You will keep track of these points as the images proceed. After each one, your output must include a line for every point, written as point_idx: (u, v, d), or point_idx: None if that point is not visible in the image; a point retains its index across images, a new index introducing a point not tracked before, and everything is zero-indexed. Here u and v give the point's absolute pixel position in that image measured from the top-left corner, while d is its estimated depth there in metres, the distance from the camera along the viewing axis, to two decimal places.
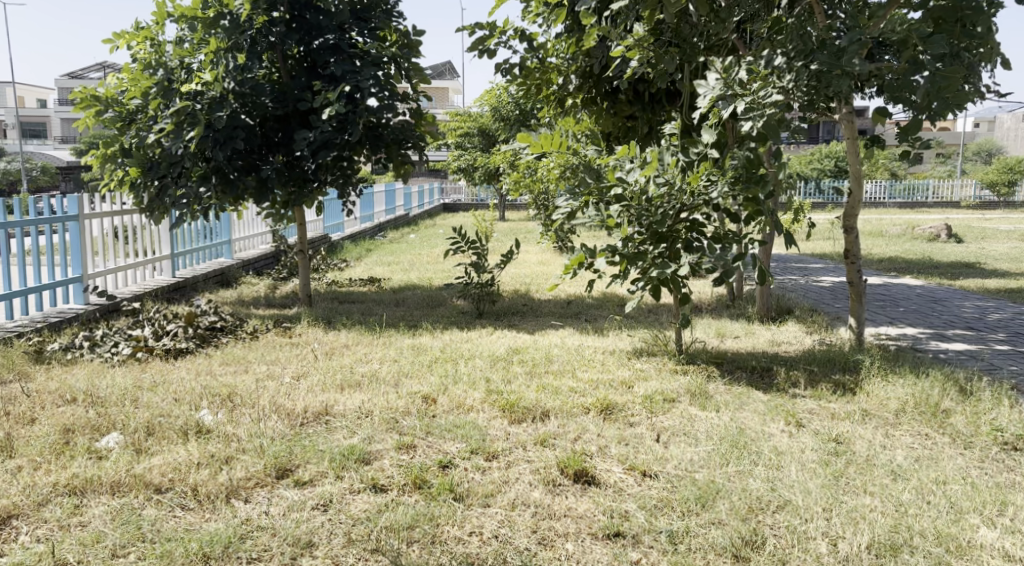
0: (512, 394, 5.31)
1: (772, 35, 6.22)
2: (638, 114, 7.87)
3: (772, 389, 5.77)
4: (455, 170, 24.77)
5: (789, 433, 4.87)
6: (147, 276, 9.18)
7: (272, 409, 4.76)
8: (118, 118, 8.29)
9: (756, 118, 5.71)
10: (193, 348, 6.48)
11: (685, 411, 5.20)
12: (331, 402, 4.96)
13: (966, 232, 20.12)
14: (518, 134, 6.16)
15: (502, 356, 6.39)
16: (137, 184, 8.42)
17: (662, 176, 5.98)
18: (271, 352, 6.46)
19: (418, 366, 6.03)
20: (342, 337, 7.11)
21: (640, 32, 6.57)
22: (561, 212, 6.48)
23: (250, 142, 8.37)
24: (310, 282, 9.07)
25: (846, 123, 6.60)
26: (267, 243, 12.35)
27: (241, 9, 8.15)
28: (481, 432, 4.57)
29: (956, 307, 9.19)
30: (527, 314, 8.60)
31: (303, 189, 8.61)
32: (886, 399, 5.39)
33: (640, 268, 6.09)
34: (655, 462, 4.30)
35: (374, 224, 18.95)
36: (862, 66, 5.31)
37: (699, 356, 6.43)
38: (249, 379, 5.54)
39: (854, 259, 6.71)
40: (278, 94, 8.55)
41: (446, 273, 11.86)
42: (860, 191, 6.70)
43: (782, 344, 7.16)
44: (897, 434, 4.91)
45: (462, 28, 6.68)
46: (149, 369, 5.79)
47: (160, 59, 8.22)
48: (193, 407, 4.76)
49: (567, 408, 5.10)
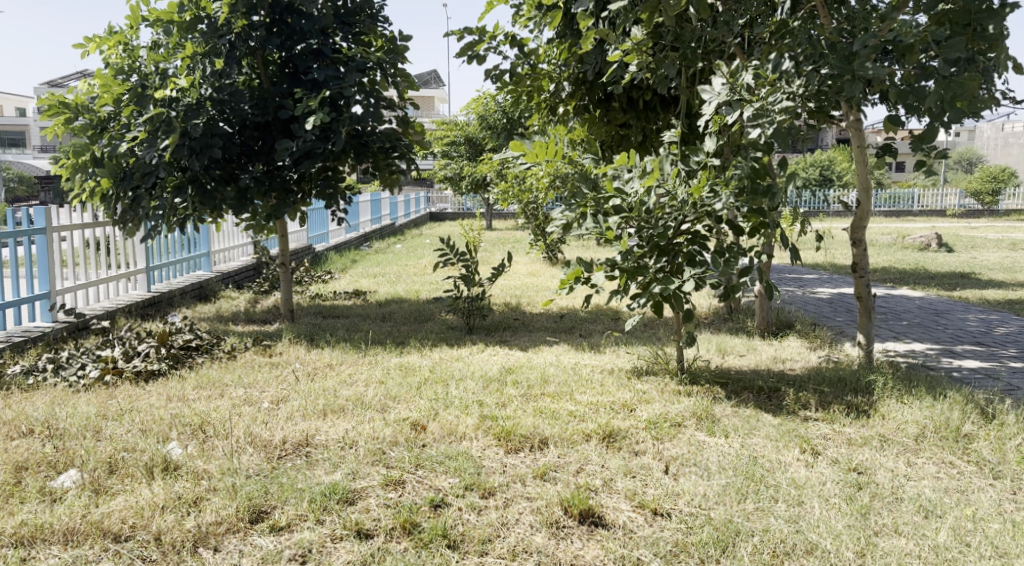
0: (507, 420, 4.95)
1: (777, 40, 6.01)
2: (632, 122, 7.57)
3: (782, 412, 5.43)
4: (442, 179, 24.42)
5: (806, 462, 4.54)
6: (121, 290, 8.77)
7: (247, 440, 4.37)
8: (89, 126, 7.87)
9: (765, 124, 5.34)
10: (166, 370, 6.10)
11: (693, 438, 4.86)
12: (312, 431, 4.58)
13: (954, 240, 19.94)
14: (512, 141, 5.68)
15: (495, 377, 6.03)
16: (109, 196, 8.02)
17: (664, 187, 5.63)
18: (250, 374, 6.07)
19: (406, 388, 5.66)
20: (325, 356, 6.73)
21: (639, 36, 6.31)
22: (556, 225, 5.95)
23: (229, 151, 8.01)
24: (292, 297, 8.68)
25: (854, 131, 6.25)
26: (247, 255, 11.96)
27: (219, 12, 7.85)
28: (476, 465, 4.22)
29: (960, 320, 8.89)
30: (519, 330, 8.24)
31: (285, 200, 8.28)
32: (906, 423, 5.05)
33: (641, 283, 5.71)
34: (666, 499, 3.97)
35: (359, 234, 18.57)
36: (876, 69, 4.97)
37: (702, 376, 6.09)
38: (225, 405, 5.16)
39: (863, 272, 6.41)
40: (257, 101, 8.17)
41: (433, 285, 11.50)
42: (869, 201, 6.38)
43: (786, 361, 6.83)
44: (920, 463, 4.58)
45: (450, 32, 6.38)
46: (118, 394, 5.40)
47: (133, 64, 7.93)
48: (160, 439, 4.37)
49: (568, 435, 4.75)
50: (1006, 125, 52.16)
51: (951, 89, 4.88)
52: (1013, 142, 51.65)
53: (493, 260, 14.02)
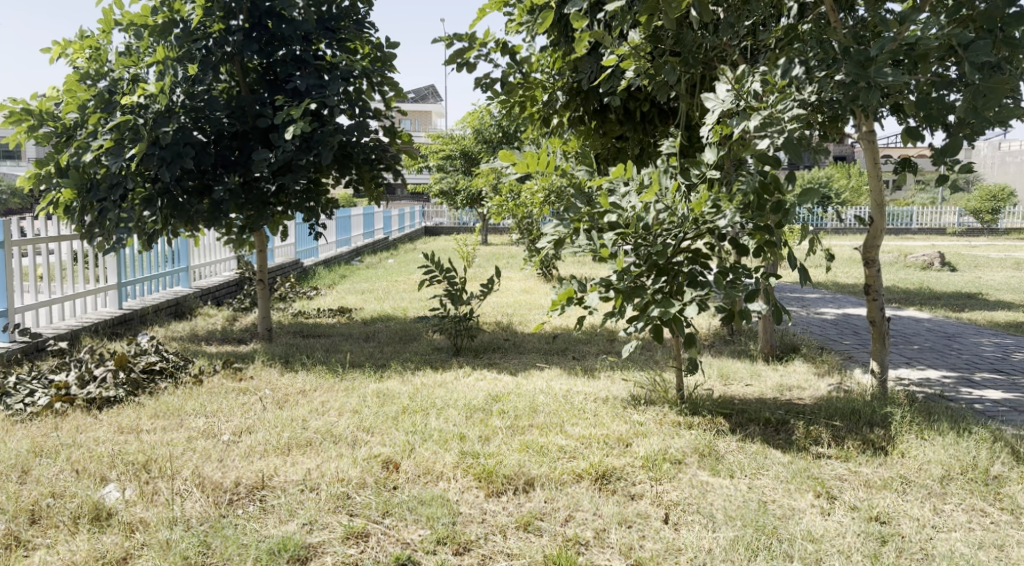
0: (490, 458, 4.47)
1: (785, 46, 5.65)
2: (629, 134, 7.17)
3: (792, 447, 4.96)
4: (436, 194, 23.97)
5: (822, 510, 4.09)
6: (88, 308, 8.30)
7: (195, 483, 3.97)
8: (54, 135, 7.42)
9: (774, 133, 4.86)
10: (122, 397, 5.64)
11: (695, 478, 4.40)
12: (271, 470, 4.15)
13: (958, 260, 19.45)
14: (500, 152, 5.17)
15: (479, 406, 5.55)
16: (73, 209, 7.57)
17: (663, 202, 5.18)
18: (214, 401, 5.58)
19: (382, 419, 5.17)
20: (299, 381, 6.26)
21: (636, 41, 5.81)
22: (547, 241, 5.50)
23: (201, 161, 7.51)
24: (269, 316, 8.22)
25: (867, 144, 5.80)
26: (230, 270, 11.49)
27: (193, 16, 7.42)
28: (451, 513, 3.82)
29: (975, 345, 8.42)
30: (508, 351, 7.79)
31: (263, 212, 7.75)
32: (928, 462, 4.59)
33: (637, 305, 5.21)
34: (666, 556, 3.62)
35: (351, 249, 18.11)
36: (896, 76, 4.55)
37: (703, 406, 5.62)
38: (181, 438, 4.71)
39: (876, 294, 5.96)
40: (234, 109, 7.72)
41: (422, 303, 11.01)
42: (883, 218, 5.94)
43: (793, 390, 6.37)
44: (948, 511, 4.12)
45: (438, 39, 5.92)
46: (64, 426, 4.95)
47: (102, 69, 7.42)
48: (96, 482, 3.96)
49: (556, 476, 4.29)
50: (1003, 143, 51.87)
51: (977, 96, 4.42)
52: (1009, 161, 51.38)
53: (485, 276, 13.55)
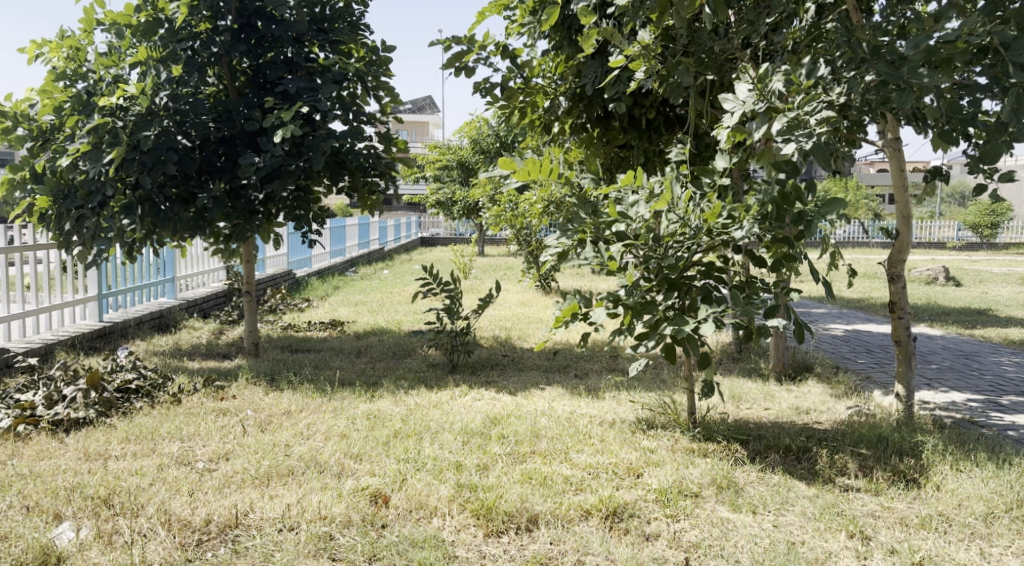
0: (489, 492, 4.06)
1: (809, 47, 5.28)
2: (633, 142, 6.80)
3: (818, 478, 4.56)
4: (433, 204, 23.62)
5: (857, 554, 3.72)
6: (65, 321, 7.89)
7: (160, 521, 3.65)
8: (29, 137, 6.99)
9: (802, 138, 4.44)
10: (92, 419, 5.22)
11: (714, 515, 4.01)
12: (247, 505, 3.82)
13: (962, 274, 19.10)
14: (500, 158, 4.75)
15: (477, 430, 5.14)
16: (48, 216, 7.14)
17: (675, 212, 4.77)
18: (191, 424, 5.16)
19: (371, 444, 4.77)
20: (284, 401, 5.84)
21: (647, 40, 5.44)
22: (550, 253, 5.05)
23: (184, 166, 7.08)
24: (255, 330, 7.80)
25: (892, 152, 5.42)
26: (217, 282, 11.06)
27: (177, 14, 7.02)
28: (445, 559, 3.49)
29: (995, 364, 8.02)
30: (507, 368, 7.39)
31: (249, 221, 7.28)
32: (968, 498, 4.19)
33: (647, 323, 4.79)
34: None
35: (344, 259, 17.72)
36: (932, 77, 4.13)
37: (718, 431, 5.21)
38: (151, 465, 4.31)
39: (901, 312, 5.56)
40: (221, 114, 7.30)
41: (417, 316, 10.59)
42: (908, 232, 5.55)
43: (811, 413, 5.97)
44: (997, 555, 3.75)
45: (437, 40, 5.55)
46: (24, 453, 4.55)
47: (80, 68, 7.02)
48: (49, 521, 3.64)
49: (562, 512, 3.90)
50: None
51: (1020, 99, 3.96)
52: None
53: (482, 289, 13.15)
